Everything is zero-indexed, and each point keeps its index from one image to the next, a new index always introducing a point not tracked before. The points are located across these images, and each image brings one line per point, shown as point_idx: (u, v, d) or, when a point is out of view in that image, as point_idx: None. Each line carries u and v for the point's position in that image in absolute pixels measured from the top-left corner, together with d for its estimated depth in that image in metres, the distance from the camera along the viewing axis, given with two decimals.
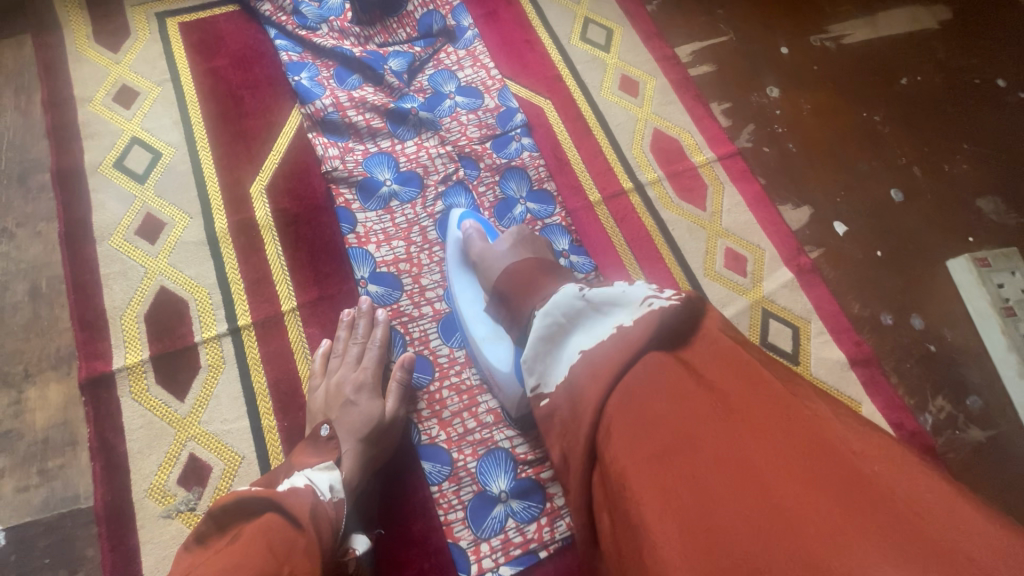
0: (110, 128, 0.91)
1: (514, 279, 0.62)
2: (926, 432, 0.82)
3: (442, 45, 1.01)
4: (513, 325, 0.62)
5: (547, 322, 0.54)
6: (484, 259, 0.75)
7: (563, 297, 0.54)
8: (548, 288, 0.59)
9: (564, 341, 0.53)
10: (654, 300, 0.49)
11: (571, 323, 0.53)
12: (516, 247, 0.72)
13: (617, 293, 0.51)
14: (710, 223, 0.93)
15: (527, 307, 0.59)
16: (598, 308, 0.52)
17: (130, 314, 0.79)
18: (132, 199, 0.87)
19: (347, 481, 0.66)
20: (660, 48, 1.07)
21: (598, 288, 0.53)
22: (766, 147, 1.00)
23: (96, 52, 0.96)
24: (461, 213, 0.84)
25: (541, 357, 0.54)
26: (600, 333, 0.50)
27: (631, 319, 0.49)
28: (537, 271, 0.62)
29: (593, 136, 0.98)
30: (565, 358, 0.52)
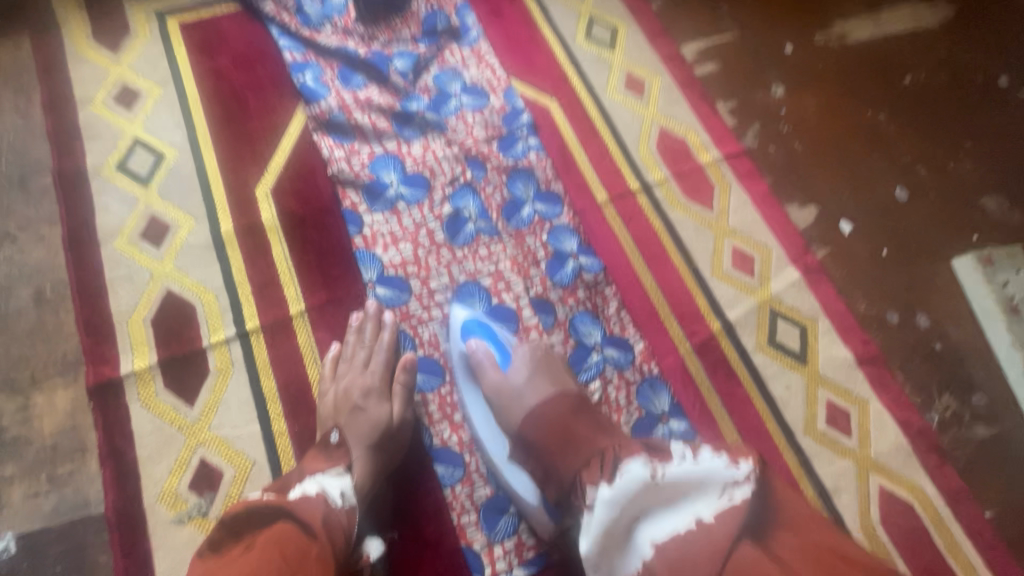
0: (112, 130, 0.90)
1: (541, 425, 0.65)
2: (933, 430, 0.82)
3: (447, 44, 1.00)
4: (551, 481, 0.63)
5: (612, 513, 0.54)
6: (499, 390, 0.71)
7: (631, 480, 0.55)
8: (598, 447, 0.60)
9: (631, 530, 0.54)
10: (734, 490, 0.52)
11: (637, 510, 0.54)
12: (536, 377, 0.70)
13: (689, 477, 0.54)
14: (717, 223, 0.93)
15: (571, 471, 0.60)
16: (668, 495, 0.53)
17: (137, 319, 0.79)
18: (136, 202, 0.86)
19: (359, 487, 0.66)
20: (665, 46, 1.07)
21: (666, 469, 0.55)
22: (772, 146, 1.00)
23: (96, 53, 0.95)
24: (464, 319, 0.78)
25: (606, 551, 0.54)
26: (676, 526, 0.51)
27: (712, 513, 0.51)
28: (569, 416, 0.65)
29: (599, 136, 0.98)
30: (639, 553, 0.52)
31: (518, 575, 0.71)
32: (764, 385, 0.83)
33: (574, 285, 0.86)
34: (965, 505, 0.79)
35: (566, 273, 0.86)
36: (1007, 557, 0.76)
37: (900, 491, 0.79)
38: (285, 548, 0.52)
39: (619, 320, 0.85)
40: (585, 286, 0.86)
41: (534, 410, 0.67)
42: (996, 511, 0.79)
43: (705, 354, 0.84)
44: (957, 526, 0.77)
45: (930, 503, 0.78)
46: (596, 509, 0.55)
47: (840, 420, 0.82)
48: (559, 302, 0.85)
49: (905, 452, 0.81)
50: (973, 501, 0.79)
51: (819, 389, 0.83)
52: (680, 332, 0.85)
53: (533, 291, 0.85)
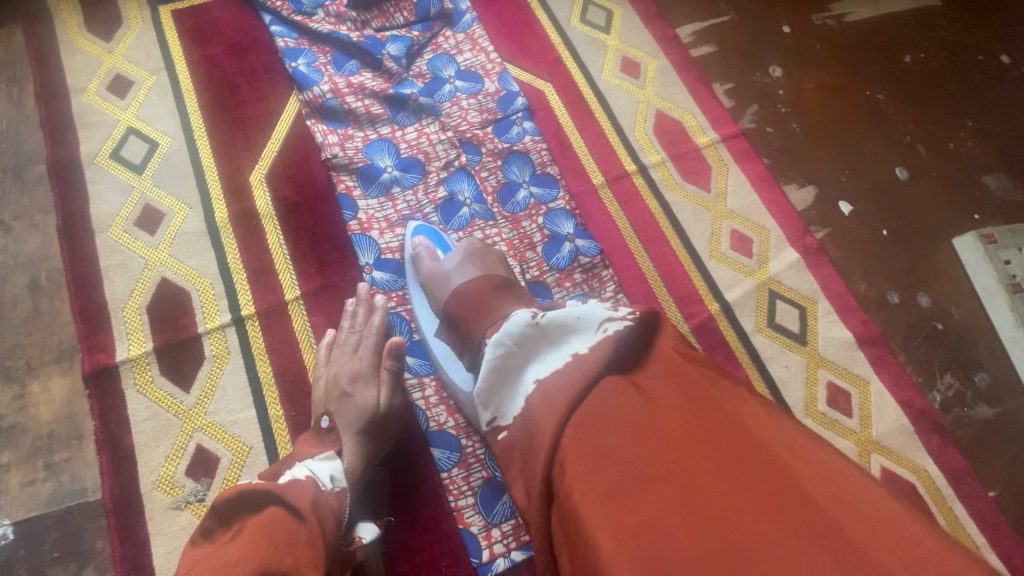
0: (105, 119, 0.90)
1: (464, 302, 0.63)
2: (935, 410, 0.82)
3: (440, 29, 1.00)
4: (466, 350, 0.62)
5: (499, 352, 0.54)
6: (432, 277, 0.74)
7: (514, 325, 0.54)
8: (500, 310, 0.59)
9: (517, 371, 0.53)
10: (609, 324, 0.50)
11: (524, 353, 0.53)
12: (466, 263, 0.71)
13: (569, 318, 0.52)
14: (714, 205, 0.92)
15: (478, 332, 0.59)
16: (552, 335, 0.52)
17: (131, 306, 0.78)
18: (130, 190, 0.85)
19: (348, 469, 0.66)
20: (661, 29, 1.06)
21: (549, 314, 0.54)
22: (770, 127, 0.99)
23: (88, 42, 0.95)
24: (416, 226, 0.81)
25: (497, 389, 0.54)
26: (556, 361, 0.50)
27: (587, 346, 0.50)
28: (486, 291, 0.62)
29: (595, 119, 0.97)
30: (522, 390, 0.51)
31: (516, 558, 0.71)
32: (763, 366, 0.82)
33: (571, 268, 0.85)
34: (967, 484, 0.78)
35: (562, 256, 0.86)
36: (1011, 537, 0.76)
37: (901, 471, 0.78)
38: (276, 533, 0.50)
39: (616, 302, 0.84)
40: (582, 268, 0.85)
41: (457, 288, 0.65)
42: (1000, 491, 0.78)
43: (703, 336, 0.84)
44: (960, 506, 0.77)
45: (933, 483, 0.78)
46: (489, 354, 0.54)
47: (840, 400, 0.81)
48: (555, 285, 0.84)
49: (907, 432, 0.80)
50: (976, 480, 0.78)
51: (819, 369, 0.83)
52: (678, 314, 0.85)
53: (529, 275, 0.85)
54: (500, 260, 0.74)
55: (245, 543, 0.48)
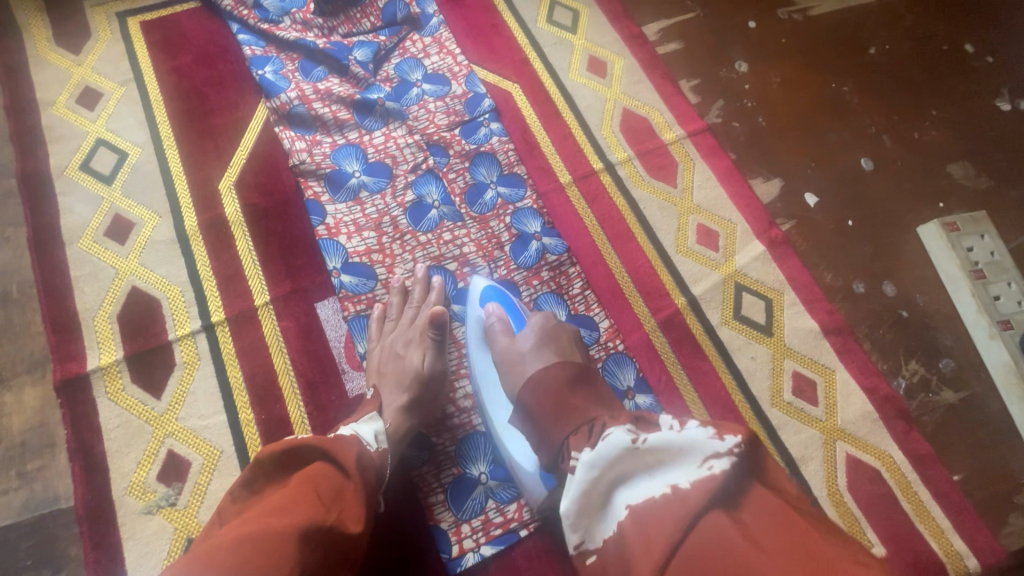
0: (75, 131, 0.91)
1: (543, 392, 0.60)
2: (899, 396, 0.83)
3: (408, 33, 1.01)
4: (542, 447, 0.58)
5: (591, 474, 0.50)
6: (506, 355, 0.70)
7: (610, 446, 0.50)
8: (586, 415, 0.55)
9: (609, 493, 0.50)
10: (716, 461, 0.45)
11: (617, 474, 0.49)
12: (540, 346, 0.66)
13: (670, 445, 0.48)
14: (681, 200, 0.93)
15: (559, 434, 0.55)
16: (650, 461, 0.48)
17: (102, 316, 0.79)
18: (100, 201, 0.86)
19: (389, 432, 0.68)
20: (627, 27, 1.07)
21: (648, 437, 0.49)
22: (736, 122, 1.00)
23: (57, 55, 0.96)
24: (484, 285, 0.80)
25: (586, 512, 0.50)
26: (651, 490, 0.47)
27: (689, 481, 0.45)
28: (569, 386, 0.59)
29: (562, 119, 0.98)
30: (613, 518, 0.48)
31: (485, 553, 0.72)
32: (729, 358, 0.84)
33: (538, 266, 0.86)
34: (932, 469, 0.79)
35: (529, 254, 0.87)
36: (975, 519, 0.77)
37: (866, 458, 0.79)
38: (322, 490, 0.51)
39: (584, 298, 0.85)
40: (549, 266, 0.86)
41: (534, 377, 0.61)
42: (964, 474, 0.79)
43: (671, 330, 0.85)
44: (925, 490, 0.78)
45: (898, 469, 0.79)
46: (577, 472, 0.51)
47: (806, 389, 0.82)
48: (523, 283, 0.85)
49: (872, 419, 0.81)
50: (941, 465, 0.79)
51: (785, 359, 0.84)
52: (645, 309, 0.86)
53: (498, 274, 0.85)
54: (575, 342, 0.68)
55: (290, 496, 0.49)
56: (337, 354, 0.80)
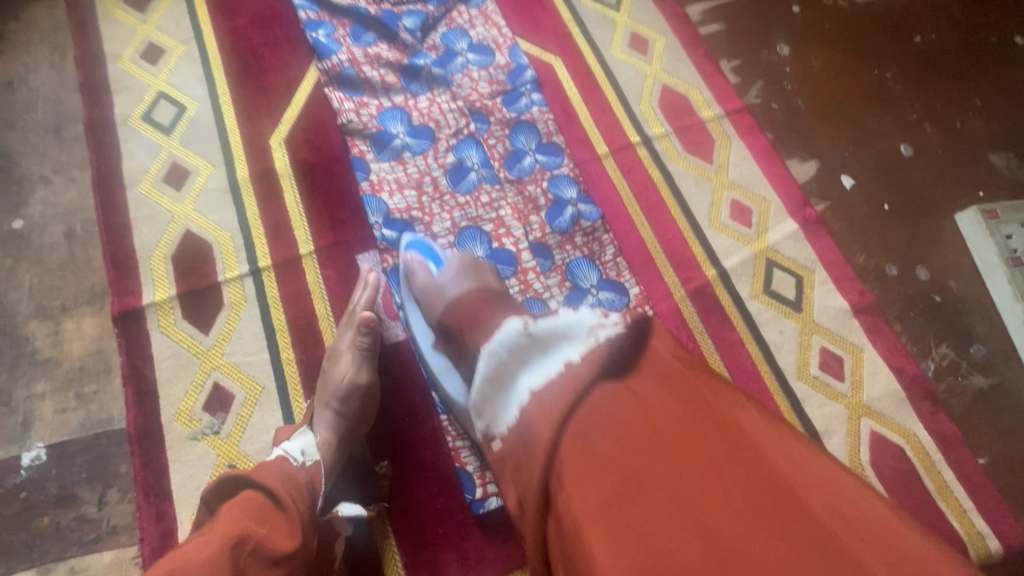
0: (138, 83, 0.96)
1: (456, 313, 0.61)
2: (928, 378, 0.83)
3: (455, 4, 1.04)
4: (462, 361, 0.60)
5: (491, 361, 0.51)
6: (427, 291, 0.70)
7: (507, 333, 0.51)
8: (491, 320, 0.56)
9: (510, 379, 0.50)
10: (602, 330, 0.47)
11: (516, 360, 0.50)
12: (459, 274, 0.67)
13: (561, 324, 0.49)
14: (716, 175, 0.94)
15: (472, 345, 0.56)
16: (543, 343, 0.49)
17: (158, 255, 0.84)
18: (159, 149, 0.91)
19: (322, 448, 0.70)
20: (670, 7, 1.08)
21: (541, 321, 0.51)
22: (775, 103, 1.01)
23: (124, 13, 1.01)
24: (410, 238, 0.81)
25: (491, 401, 0.52)
26: (549, 369, 0.48)
27: (580, 353, 0.46)
28: (484, 300, 0.60)
29: (602, 92, 1.00)
30: (515, 404, 0.49)
31: None
32: (757, 330, 0.84)
33: (572, 231, 0.88)
34: (957, 450, 0.79)
35: (564, 219, 0.89)
36: (999, 502, 0.77)
37: (890, 435, 0.79)
38: (249, 511, 0.51)
39: (615, 265, 0.87)
40: (583, 232, 0.88)
41: (454, 299, 0.63)
42: (990, 458, 0.79)
43: (699, 300, 0.86)
44: (949, 471, 0.78)
45: (923, 448, 0.79)
46: (479, 362, 0.53)
47: (832, 365, 0.83)
48: (557, 246, 0.87)
49: (899, 398, 0.81)
50: (967, 448, 0.79)
51: (813, 335, 0.84)
52: (675, 279, 0.87)
53: (532, 236, 0.88)
54: (494, 272, 0.69)
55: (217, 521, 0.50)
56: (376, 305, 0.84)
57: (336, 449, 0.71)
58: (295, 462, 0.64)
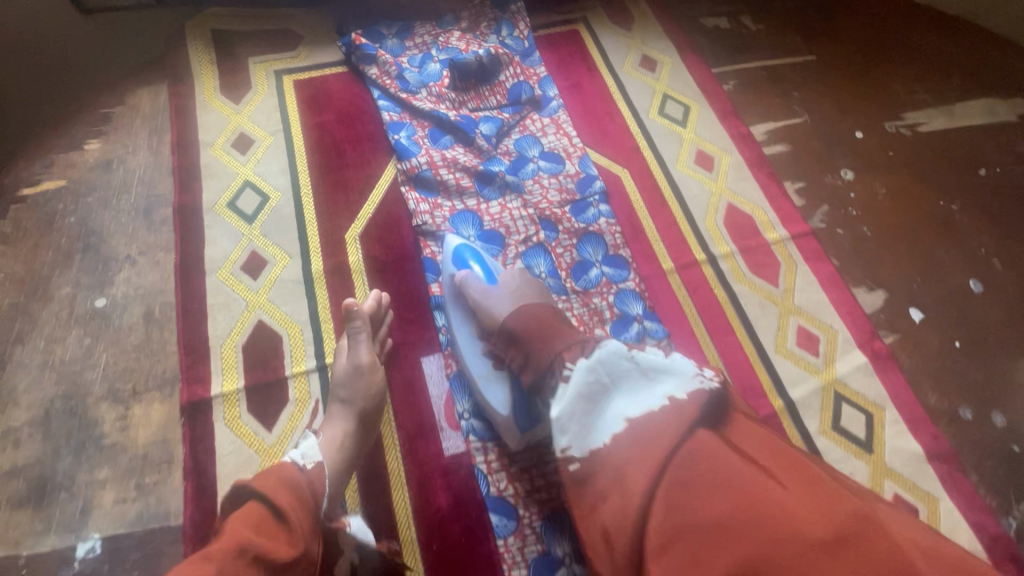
0: (226, 171, 1.01)
1: (528, 322, 0.72)
2: (1010, 538, 0.78)
3: (528, 112, 1.09)
4: (528, 366, 0.70)
5: (593, 379, 0.63)
6: (486, 300, 0.80)
7: (610, 358, 0.64)
8: (575, 338, 0.68)
9: (607, 401, 0.62)
10: (702, 379, 0.62)
11: (616, 385, 0.63)
12: (518, 288, 0.79)
13: (664, 365, 0.63)
14: (782, 300, 0.94)
15: (547, 351, 0.67)
16: (645, 378, 0.63)
17: (229, 344, 0.85)
18: (240, 237, 0.95)
19: (329, 446, 0.72)
20: (736, 126, 1.12)
21: (643, 357, 0.64)
22: (840, 229, 1.02)
23: (221, 103, 1.08)
24: (455, 248, 0.88)
25: (586, 416, 0.62)
26: (650, 401, 0.60)
27: (684, 392, 0.60)
28: (549, 315, 0.72)
29: (668, 206, 1.01)
30: (612, 424, 0.60)
31: None
32: None
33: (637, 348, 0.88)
34: None
35: (630, 335, 0.89)
36: None
37: None
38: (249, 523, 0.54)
39: None
40: None
41: (519, 308, 0.75)
42: None
43: None
44: None
45: None
46: (574, 376, 0.64)
47: None
48: None
49: None
50: None
51: (885, 480, 0.81)
52: None
53: None
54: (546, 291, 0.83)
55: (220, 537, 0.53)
56: (437, 413, 0.83)
57: (342, 440, 0.74)
58: (296, 463, 0.65)
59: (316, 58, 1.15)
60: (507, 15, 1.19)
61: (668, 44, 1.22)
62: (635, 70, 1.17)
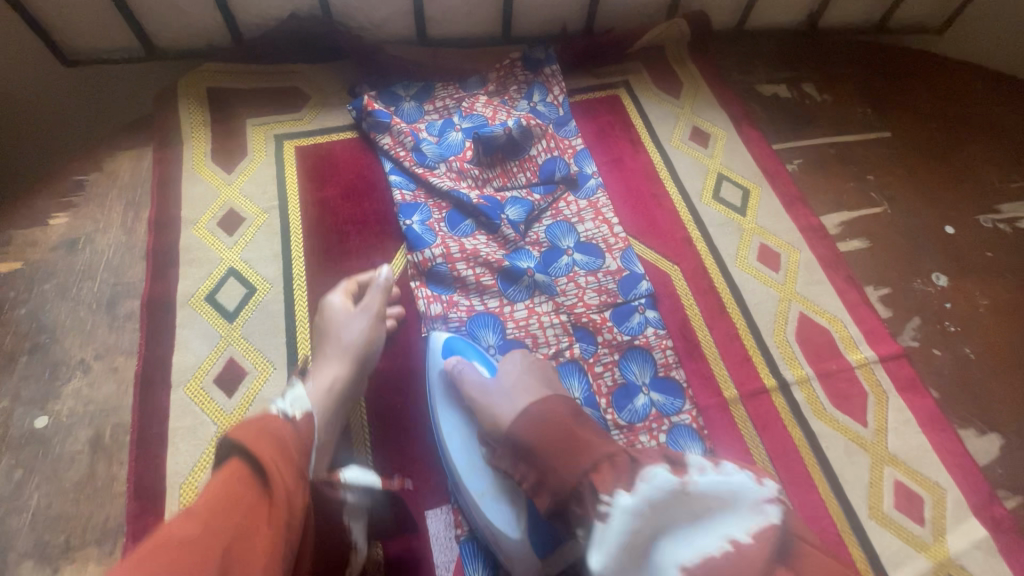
0: (209, 255, 0.86)
1: (541, 428, 0.58)
2: None
3: (563, 193, 0.94)
4: (544, 489, 0.56)
5: (635, 518, 0.49)
6: (482, 396, 0.67)
7: (658, 488, 0.50)
8: (601, 451, 0.54)
9: (651, 542, 0.49)
10: (769, 507, 0.49)
11: (660, 521, 0.49)
12: (525, 376, 0.66)
13: (720, 488, 0.50)
14: (873, 444, 0.76)
15: (570, 478, 0.53)
16: (697, 508, 0.50)
17: (190, 484, 0.69)
18: (217, 339, 0.79)
19: (323, 392, 0.66)
20: (804, 215, 0.96)
21: (694, 480, 0.51)
22: (937, 349, 0.84)
23: (210, 172, 0.94)
24: (444, 339, 0.76)
25: (626, 566, 0.48)
26: (707, 545, 0.47)
27: (749, 533, 0.47)
28: (572, 419, 0.57)
29: (728, 315, 0.85)
30: (663, 575, 0.47)
31: None
32: None
33: None
34: None
35: None
36: None
37: None
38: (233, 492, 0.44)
39: None
40: None
41: (529, 408, 0.60)
42: None
43: None
44: None
45: None
46: (612, 517, 0.49)
47: None
48: None
49: None
50: None
51: None
52: None
53: None
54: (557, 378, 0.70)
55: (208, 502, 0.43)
56: None
57: (338, 390, 0.68)
58: (283, 416, 0.56)
59: (322, 120, 1.01)
60: (540, 77, 1.04)
61: (721, 115, 1.07)
62: (684, 145, 1.03)
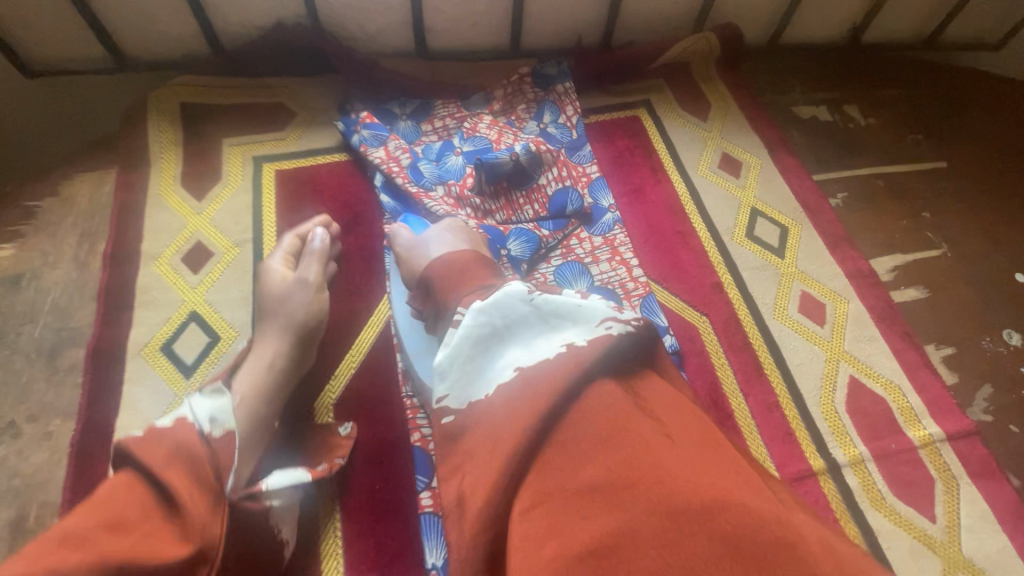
0: (170, 297, 0.76)
1: (448, 271, 0.55)
2: None
3: (575, 229, 0.82)
4: (438, 321, 0.55)
5: (483, 321, 0.49)
6: (408, 250, 0.68)
7: (507, 296, 0.49)
8: (482, 283, 0.53)
9: (495, 347, 0.48)
10: (613, 324, 0.47)
11: (509, 328, 0.48)
12: (447, 236, 0.65)
13: (570, 306, 0.49)
14: (943, 546, 0.64)
15: (453, 299, 0.53)
16: (545, 319, 0.48)
17: None
18: (170, 400, 0.69)
19: (249, 405, 0.60)
20: (853, 259, 0.83)
21: (545, 295, 0.50)
22: (1014, 425, 0.72)
23: (178, 199, 0.84)
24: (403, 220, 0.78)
25: (469, 364, 0.48)
26: (545, 351, 0.46)
27: (585, 339, 0.46)
28: (476, 261, 0.56)
29: (766, 379, 0.73)
30: (498, 373, 0.46)
31: None
32: None
33: None
34: None
35: None
36: None
37: None
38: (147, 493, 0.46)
39: None
40: None
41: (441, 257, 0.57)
42: None
43: None
44: None
45: None
46: (466, 318, 0.49)
47: None
48: None
49: None
50: None
51: None
52: None
53: None
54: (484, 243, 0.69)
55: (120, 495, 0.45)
56: None
57: (269, 386, 0.63)
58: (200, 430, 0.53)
59: (307, 141, 0.91)
60: (552, 95, 0.93)
61: (756, 140, 0.95)
62: (713, 174, 0.91)
